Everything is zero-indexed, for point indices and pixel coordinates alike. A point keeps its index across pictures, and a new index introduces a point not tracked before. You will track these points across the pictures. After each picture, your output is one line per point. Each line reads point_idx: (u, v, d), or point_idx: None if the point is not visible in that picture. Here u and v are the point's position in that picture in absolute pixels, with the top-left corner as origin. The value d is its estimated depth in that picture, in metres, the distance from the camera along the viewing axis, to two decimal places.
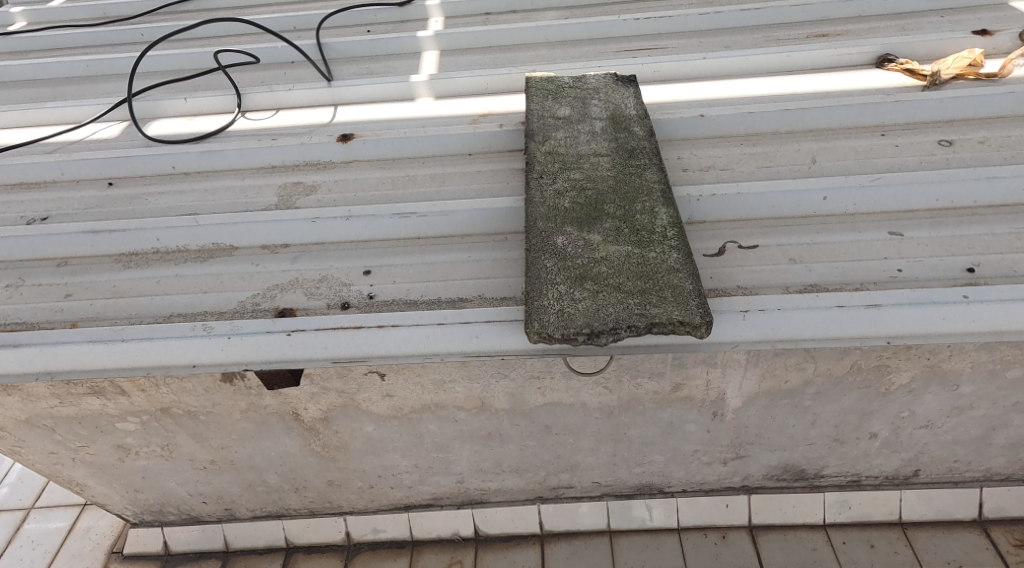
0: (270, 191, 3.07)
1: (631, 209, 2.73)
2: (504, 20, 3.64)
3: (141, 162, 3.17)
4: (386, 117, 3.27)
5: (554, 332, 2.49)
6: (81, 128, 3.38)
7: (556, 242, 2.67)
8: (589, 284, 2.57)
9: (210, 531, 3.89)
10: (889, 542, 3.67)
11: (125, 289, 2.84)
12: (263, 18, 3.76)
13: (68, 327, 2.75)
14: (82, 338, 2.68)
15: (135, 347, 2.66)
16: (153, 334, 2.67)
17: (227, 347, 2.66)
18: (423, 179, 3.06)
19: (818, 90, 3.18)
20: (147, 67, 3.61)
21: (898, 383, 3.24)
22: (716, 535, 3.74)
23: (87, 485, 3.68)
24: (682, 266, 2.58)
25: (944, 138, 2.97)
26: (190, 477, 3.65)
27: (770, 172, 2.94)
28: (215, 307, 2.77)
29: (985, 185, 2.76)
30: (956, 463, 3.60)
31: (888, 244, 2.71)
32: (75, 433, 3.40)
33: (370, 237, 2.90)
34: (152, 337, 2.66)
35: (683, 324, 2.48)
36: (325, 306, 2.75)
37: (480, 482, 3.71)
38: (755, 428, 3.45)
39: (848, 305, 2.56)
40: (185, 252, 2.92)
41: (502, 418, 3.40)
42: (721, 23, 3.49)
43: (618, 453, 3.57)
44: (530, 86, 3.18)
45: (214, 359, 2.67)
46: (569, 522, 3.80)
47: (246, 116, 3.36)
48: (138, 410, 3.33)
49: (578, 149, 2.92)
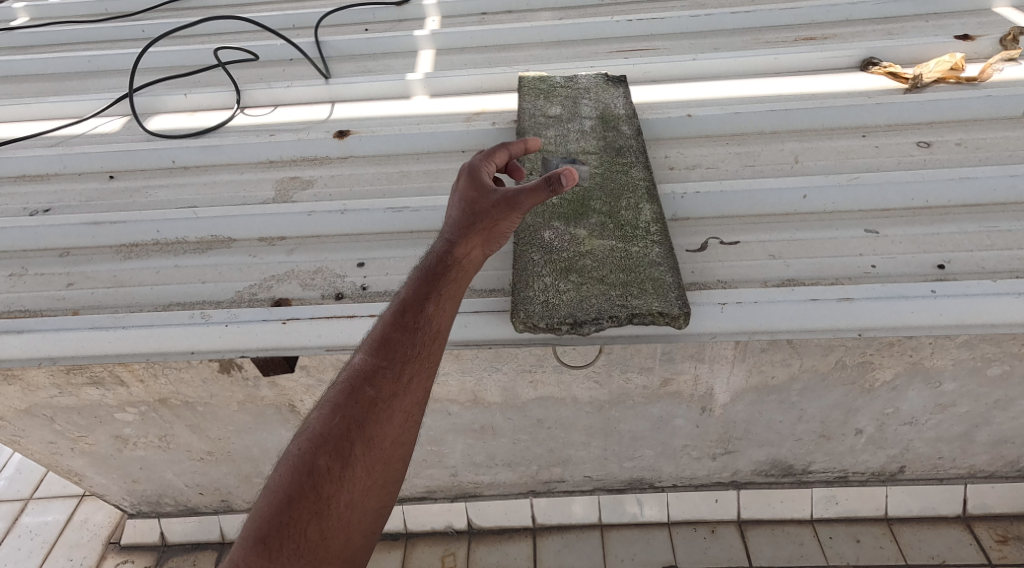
0: (268, 186, 3.16)
1: (616, 205, 2.82)
2: (500, 20, 3.72)
3: (142, 157, 3.25)
4: (382, 114, 3.36)
5: (539, 321, 2.58)
6: (83, 123, 3.46)
7: (543, 236, 2.76)
8: (573, 276, 2.66)
9: (206, 523, 3.97)
10: (874, 537, 3.76)
11: (125, 279, 2.92)
12: (264, 17, 3.84)
13: (70, 315, 2.83)
14: (82, 326, 2.76)
15: (134, 335, 2.74)
16: (152, 322, 2.75)
17: (223, 334, 2.74)
18: (418, 175, 3.14)
19: (803, 92, 3.26)
20: (148, 63, 3.70)
21: (882, 380, 3.33)
22: (706, 529, 3.83)
23: (86, 475, 3.77)
24: (663, 260, 2.67)
25: (922, 139, 3.06)
26: (187, 467, 3.73)
27: (753, 171, 3.03)
28: (213, 297, 2.85)
29: (959, 185, 2.84)
30: (940, 459, 3.69)
31: (863, 241, 2.80)
32: (73, 423, 3.49)
33: (364, 232, 2.99)
34: (151, 325, 2.75)
35: (663, 316, 2.57)
36: (319, 297, 2.83)
37: (473, 474, 3.79)
38: (744, 424, 3.54)
39: (820, 299, 2.65)
40: (185, 243, 3.00)
41: (494, 412, 3.49)
42: (711, 25, 3.58)
43: (609, 446, 3.65)
44: (522, 85, 3.26)
45: (210, 346, 2.75)
46: (561, 515, 3.88)
47: (245, 112, 3.44)
48: (136, 401, 3.41)
49: (568, 147, 3.01)
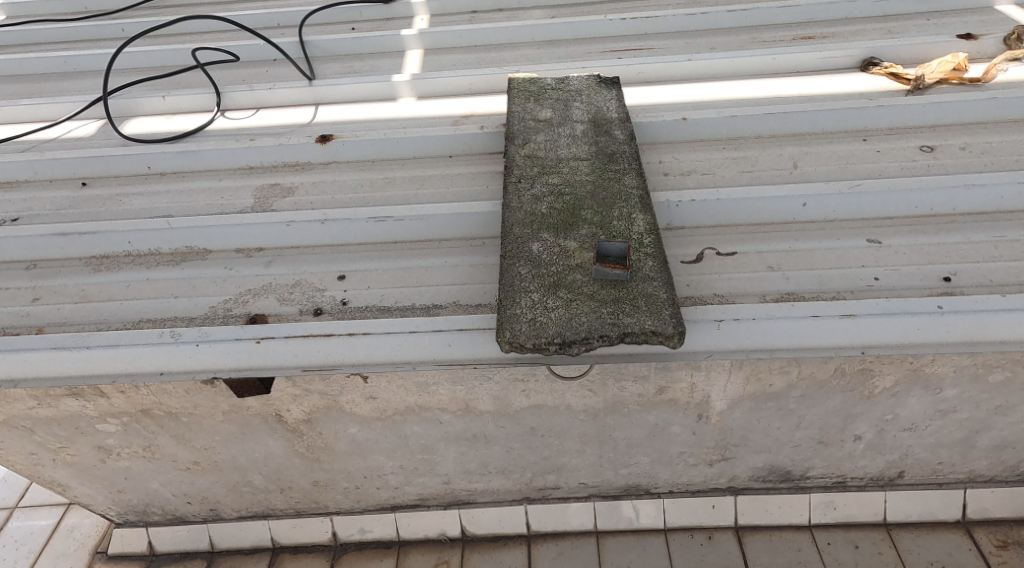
0: (248, 193, 3.04)
1: (608, 215, 2.71)
2: (490, 18, 3.61)
3: (116, 163, 3.14)
4: (367, 117, 3.24)
5: (526, 341, 2.49)
6: (57, 126, 3.34)
7: (531, 248, 2.65)
8: (563, 292, 2.55)
9: (194, 532, 3.82)
10: (873, 542, 3.67)
11: (95, 293, 2.83)
12: (246, 15, 3.72)
13: (34, 333, 2.74)
14: (47, 346, 2.66)
15: (101, 354, 2.65)
16: (119, 341, 2.66)
17: (195, 355, 2.65)
18: (403, 181, 3.03)
19: (802, 93, 3.16)
20: (125, 64, 3.58)
21: (881, 387, 3.21)
22: (702, 535, 3.73)
23: (69, 485, 3.58)
24: (656, 274, 2.57)
25: (925, 143, 2.96)
26: (173, 477, 3.56)
27: (751, 177, 2.92)
28: (185, 313, 2.76)
29: (964, 193, 2.76)
30: (940, 465, 3.58)
31: (866, 252, 2.71)
32: (54, 434, 3.30)
33: (346, 242, 2.89)
34: (117, 345, 2.65)
35: (656, 335, 2.48)
36: (297, 313, 2.74)
37: (465, 482, 3.66)
38: (740, 430, 3.42)
39: (822, 315, 2.56)
40: (158, 255, 2.90)
41: (486, 420, 3.36)
42: (707, 24, 3.47)
43: (604, 454, 3.53)
44: (512, 87, 3.14)
45: (183, 367, 2.65)
46: (556, 522, 3.78)
47: (225, 115, 3.33)
48: (118, 412, 3.23)
49: (558, 153, 2.90)
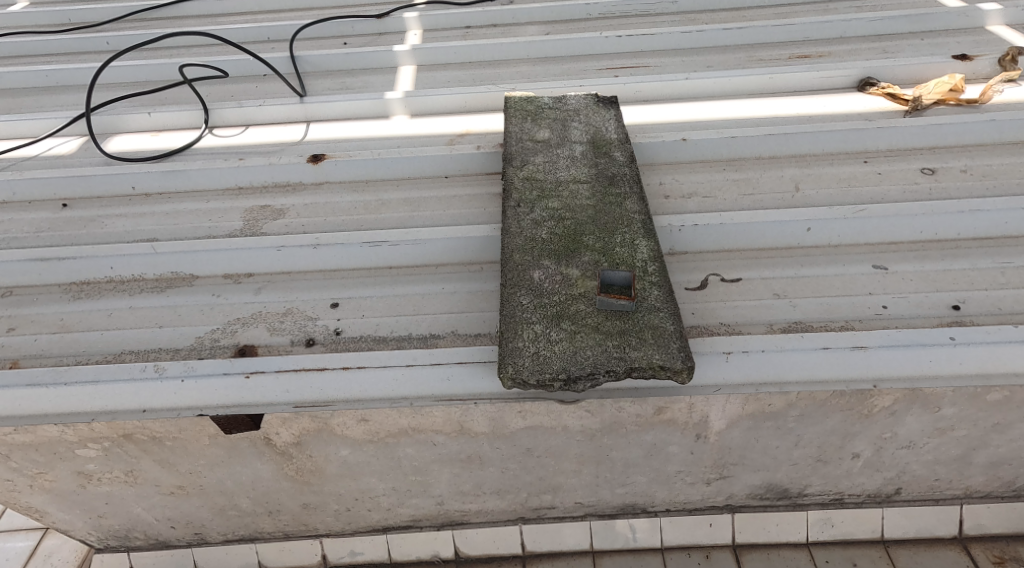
0: (236, 215, 2.97)
1: (611, 241, 2.66)
2: (485, 34, 3.56)
3: (98, 183, 3.05)
4: (359, 136, 3.18)
5: (529, 377, 2.44)
6: (37, 143, 3.25)
7: (532, 276, 2.59)
8: (566, 324, 2.50)
9: (179, 555, 3.72)
10: (871, 560, 3.62)
11: (73, 323, 2.75)
12: (236, 29, 3.65)
13: (9, 367, 2.66)
14: (23, 382, 2.59)
15: (79, 390, 2.58)
16: (98, 377, 2.59)
17: (180, 391, 2.59)
18: (398, 204, 2.96)
19: (801, 113, 3.11)
20: (109, 78, 3.49)
21: (880, 406, 3.15)
22: (700, 554, 3.68)
23: (47, 511, 3.47)
24: (663, 305, 2.53)
25: (926, 165, 2.92)
26: (155, 503, 3.45)
27: (753, 200, 2.87)
28: (169, 344, 2.68)
29: (968, 217, 2.74)
30: (937, 481, 3.51)
31: (872, 278, 2.69)
32: (31, 461, 3.19)
33: (341, 267, 2.82)
34: (97, 380, 2.59)
35: (664, 369, 2.44)
36: (289, 344, 2.67)
37: (459, 503, 3.58)
38: (738, 449, 3.35)
39: (834, 347, 2.54)
40: (143, 281, 2.83)
41: (480, 441, 3.28)
42: (703, 42, 3.43)
43: (600, 474, 3.45)
44: (509, 106, 3.08)
45: (165, 403, 2.59)
46: (551, 542, 3.70)
47: (214, 132, 3.24)
48: (99, 437, 3.13)
49: (557, 175, 2.84)
